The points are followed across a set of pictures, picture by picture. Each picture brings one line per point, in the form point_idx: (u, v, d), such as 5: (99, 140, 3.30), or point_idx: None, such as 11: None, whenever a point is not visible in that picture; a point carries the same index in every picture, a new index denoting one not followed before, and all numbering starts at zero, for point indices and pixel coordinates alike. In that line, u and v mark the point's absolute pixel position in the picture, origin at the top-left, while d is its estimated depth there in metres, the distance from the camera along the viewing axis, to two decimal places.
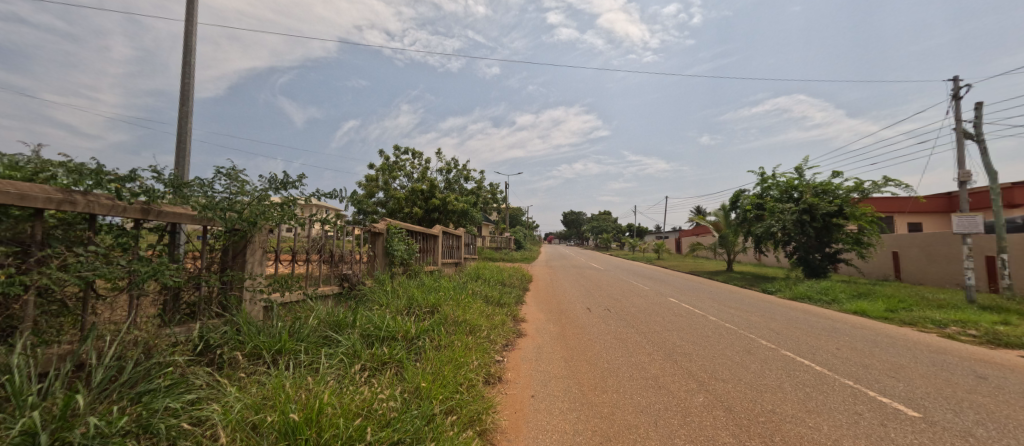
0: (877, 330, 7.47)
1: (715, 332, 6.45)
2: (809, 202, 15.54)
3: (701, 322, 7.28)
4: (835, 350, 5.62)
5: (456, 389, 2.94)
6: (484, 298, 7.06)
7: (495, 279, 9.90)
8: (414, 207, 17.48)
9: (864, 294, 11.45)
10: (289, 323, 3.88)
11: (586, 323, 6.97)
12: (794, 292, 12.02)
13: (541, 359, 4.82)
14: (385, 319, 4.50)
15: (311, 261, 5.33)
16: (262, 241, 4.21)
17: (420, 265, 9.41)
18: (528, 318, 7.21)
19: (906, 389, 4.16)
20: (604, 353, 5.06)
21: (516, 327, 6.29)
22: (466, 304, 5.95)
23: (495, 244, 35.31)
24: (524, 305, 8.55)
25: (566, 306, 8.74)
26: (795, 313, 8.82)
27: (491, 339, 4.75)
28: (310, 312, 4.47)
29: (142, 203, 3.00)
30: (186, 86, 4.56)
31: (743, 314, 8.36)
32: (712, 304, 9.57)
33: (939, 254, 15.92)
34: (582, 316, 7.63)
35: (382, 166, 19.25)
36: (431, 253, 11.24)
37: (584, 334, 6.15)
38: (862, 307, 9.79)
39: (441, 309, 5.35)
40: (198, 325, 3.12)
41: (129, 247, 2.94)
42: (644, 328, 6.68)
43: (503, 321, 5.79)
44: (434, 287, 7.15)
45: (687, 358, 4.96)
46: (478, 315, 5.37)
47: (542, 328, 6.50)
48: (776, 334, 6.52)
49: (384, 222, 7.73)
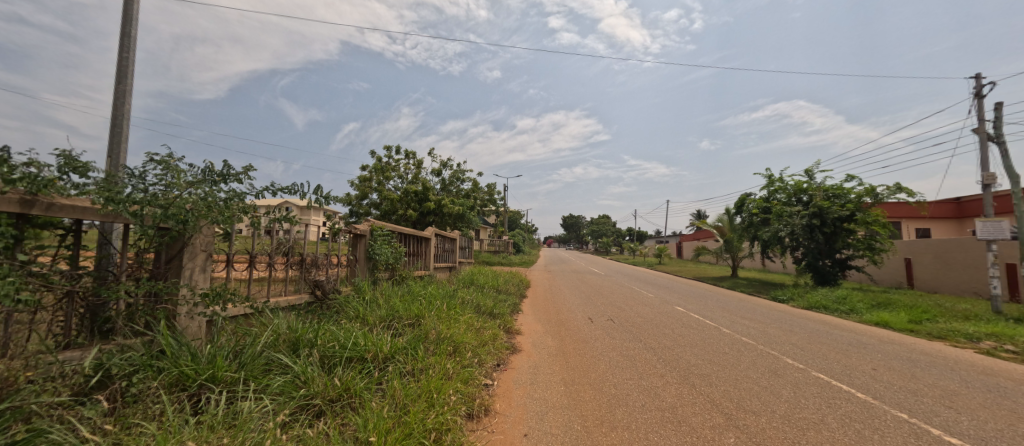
0: (909, 346, 6.77)
1: (732, 348, 5.76)
2: (820, 206, 14.82)
3: (714, 335, 6.62)
4: (873, 372, 4.93)
5: (423, 440, 2.29)
6: (476, 309, 6.38)
7: (490, 285, 9.23)
8: (408, 209, 16.85)
9: (884, 304, 10.73)
10: (228, 345, 3.23)
11: (589, 337, 6.27)
12: (807, 301, 11.34)
13: (538, 383, 4.13)
14: (354, 334, 3.87)
15: (276, 267, 4.67)
16: (207, 243, 3.56)
17: (408, 269, 8.75)
18: (524, 331, 6.53)
19: (974, 426, 3.47)
20: (610, 376, 4.38)
21: (510, 342, 5.62)
22: (453, 315, 5.25)
23: (493, 248, 34.68)
24: (520, 315, 7.85)
25: (566, 316, 8.04)
26: (815, 325, 8.12)
27: (478, 361, 4.06)
28: (264, 327, 3.83)
29: (25, 194, 2.32)
30: (124, 61, 3.93)
31: (759, 325, 7.67)
32: (723, 314, 8.87)
33: (955, 261, 15.25)
34: (583, 328, 6.95)
35: (376, 166, 18.64)
36: (422, 257, 10.58)
37: (586, 350, 5.48)
38: (884, 318, 9.11)
39: (424, 322, 4.67)
40: (98, 350, 2.47)
41: (8, 249, 2.27)
42: (653, 342, 6.01)
43: (494, 336, 5.11)
44: (420, 294, 6.48)
45: (707, 382, 4.26)
46: (466, 330, 4.69)
47: (539, 343, 5.81)
48: (801, 350, 5.82)
49: (366, 223, 7.06)
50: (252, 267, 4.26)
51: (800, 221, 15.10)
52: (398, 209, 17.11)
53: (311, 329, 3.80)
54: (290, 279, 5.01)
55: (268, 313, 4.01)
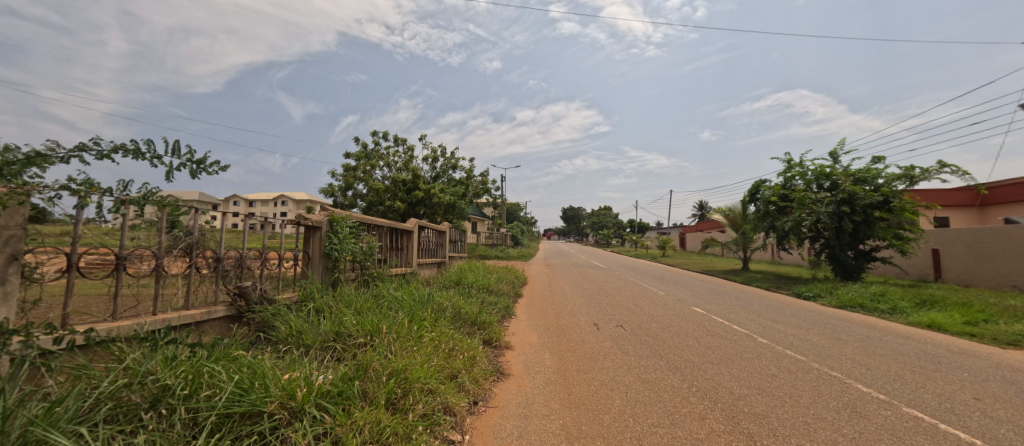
0: (991, 358, 5.50)
1: (780, 367, 4.49)
2: (847, 191, 13.49)
3: (750, 347, 5.37)
4: (978, 405, 3.70)
5: None
6: (455, 320, 5.10)
7: (479, 285, 7.97)
8: (395, 199, 15.57)
9: (929, 302, 9.43)
10: (11, 404, 1.97)
11: (595, 352, 5.01)
12: (839, 299, 10.07)
13: (528, 435, 2.86)
14: (258, 372, 2.60)
15: (167, 270, 3.37)
16: (7, 238, 2.28)
17: (382, 267, 7.44)
18: (515, 344, 5.29)
19: None
20: (631, 421, 3.11)
21: (495, 363, 4.38)
22: (417, 332, 3.97)
23: (490, 242, 33.45)
24: (511, 322, 6.63)
25: (566, 321, 6.82)
26: (862, 330, 6.89)
27: (439, 408, 2.82)
28: (117, 362, 2.57)
29: None
30: None
31: (797, 332, 6.42)
32: (750, 316, 7.63)
33: (990, 252, 13.98)
34: (588, 339, 5.69)
35: (362, 154, 17.40)
36: (404, 252, 9.25)
37: (594, 373, 4.23)
38: (936, 319, 7.87)
39: (375, 346, 3.43)
40: None
41: None
42: (678, 358, 4.76)
43: (472, 361, 3.85)
44: (387, 300, 5.20)
45: (769, 431, 3.00)
46: (430, 358, 3.39)
47: (532, 362, 4.59)
48: (867, 370, 4.58)
49: (324, 212, 5.72)
50: (120, 271, 2.98)
51: (826, 208, 13.80)
52: (385, 200, 15.97)
53: (190, 364, 2.54)
54: (195, 285, 3.72)
55: (134, 340, 2.75)
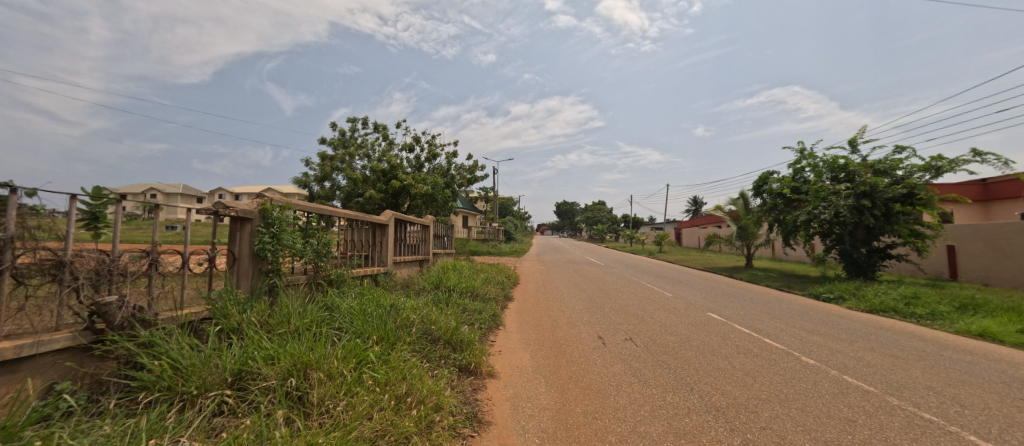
0: None
1: (854, 408, 3.37)
2: (869, 182, 12.51)
3: (799, 372, 4.24)
4: None
5: None
6: (420, 341, 3.90)
7: (464, 288, 6.78)
8: (374, 191, 14.34)
9: (969, 306, 8.41)
10: None
11: (606, 382, 3.85)
12: (867, 302, 9.03)
13: None
14: None
15: None
16: None
17: (344, 266, 6.21)
18: (502, 370, 4.11)
19: None
20: None
21: (470, 404, 3.17)
22: (356, 370, 2.78)
23: (482, 236, 32.28)
24: (497, 335, 5.46)
25: (564, 333, 5.67)
26: (914, 343, 5.80)
27: None
28: None
29: None
30: None
31: (842, 347, 5.33)
32: (779, 325, 6.53)
33: (1012, 249, 13.08)
34: (593, 359, 4.53)
35: (338, 142, 16.13)
36: (378, 249, 8.01)
37: (608, 420, 3.06)
38: (989, 326, 6.80)
39: (280, 408, 2.26)
40: None
41: None
42: (715, 393, 3.61)
43: (432, 411, 2.66)
44: (334, 314, 3.97)
45: None
46: (359, 428, 2.20)
47: (524, 400, 3.42)
48: (962, 409, 3.47)
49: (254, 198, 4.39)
50: None
51: (845, 201, 12.73)
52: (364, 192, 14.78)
53: None
54: (21, 306, 2.50)
55: None
